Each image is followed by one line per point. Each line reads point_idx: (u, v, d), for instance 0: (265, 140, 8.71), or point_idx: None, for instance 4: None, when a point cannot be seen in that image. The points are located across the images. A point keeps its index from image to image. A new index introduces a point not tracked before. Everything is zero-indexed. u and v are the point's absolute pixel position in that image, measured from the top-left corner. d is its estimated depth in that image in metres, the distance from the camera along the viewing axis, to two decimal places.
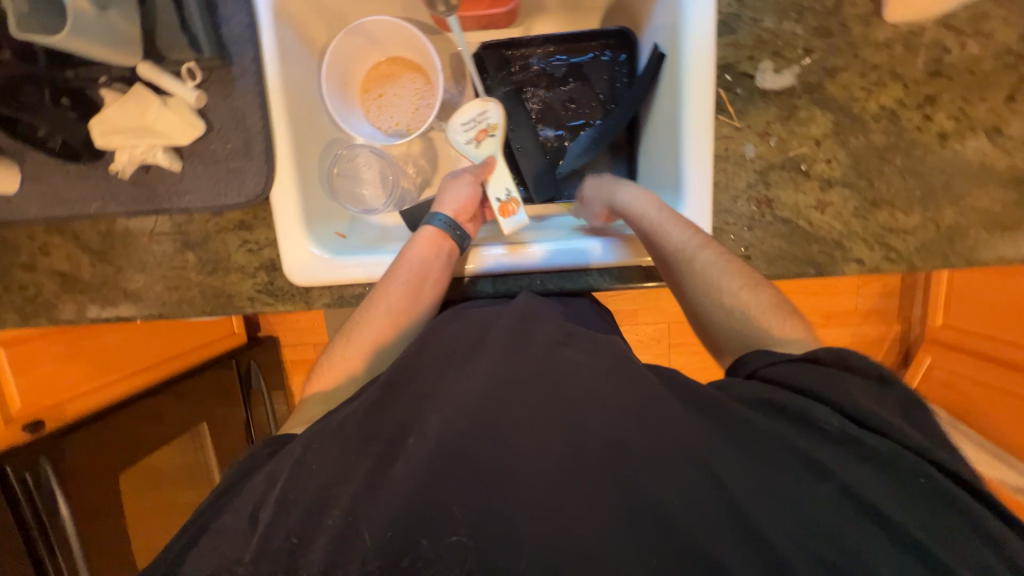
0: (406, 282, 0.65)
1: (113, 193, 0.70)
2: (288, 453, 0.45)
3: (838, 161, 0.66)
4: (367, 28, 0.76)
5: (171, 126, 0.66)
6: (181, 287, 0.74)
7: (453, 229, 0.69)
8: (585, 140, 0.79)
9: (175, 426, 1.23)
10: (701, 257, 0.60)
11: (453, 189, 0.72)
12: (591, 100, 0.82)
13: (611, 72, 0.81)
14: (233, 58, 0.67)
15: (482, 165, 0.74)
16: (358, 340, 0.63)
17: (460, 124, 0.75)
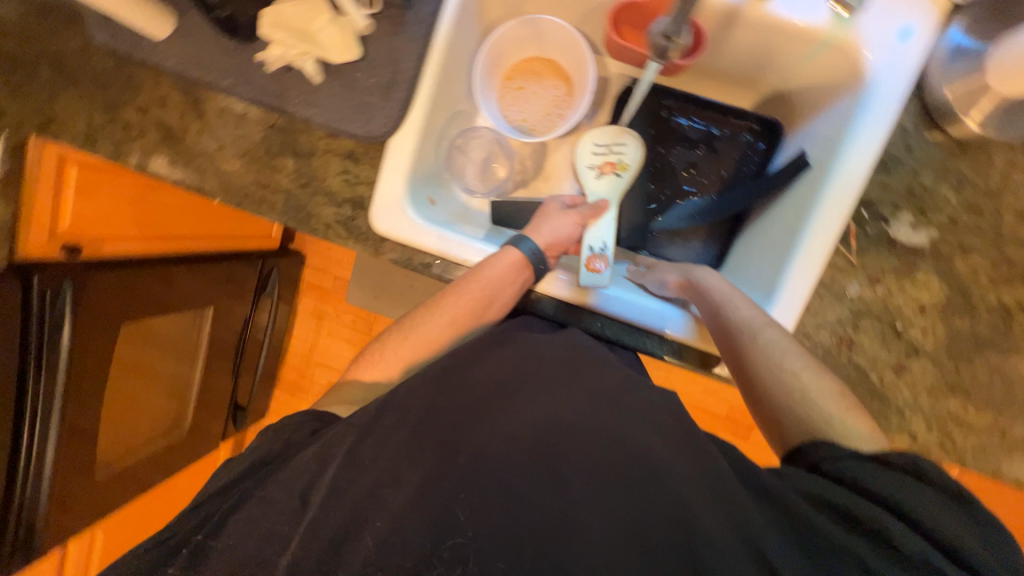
0: (474, 300, 0.64)
1: (249, 79, 0.72)
2: (343, 434, 0.50)
3: (934, 334, 0.65)
4: (541, 25, 0.76)
5: (332, 42, 0.67)
6: (269, 187, 0.75)
7: (537, 258, 0.66)
8: (687, 210, 0.79)
9: (182, 298, 1.21)
10: (764, 335, 0.58)
11: (556, 218, 0.70)
12: (711, 173, 0.81)
13: (743, 153, 0.80)
14: (414, 4, 0.68)
15: (593, 206, 0.72)
16: (412, 339, 0.64)
17: (591, 147, 0.76)
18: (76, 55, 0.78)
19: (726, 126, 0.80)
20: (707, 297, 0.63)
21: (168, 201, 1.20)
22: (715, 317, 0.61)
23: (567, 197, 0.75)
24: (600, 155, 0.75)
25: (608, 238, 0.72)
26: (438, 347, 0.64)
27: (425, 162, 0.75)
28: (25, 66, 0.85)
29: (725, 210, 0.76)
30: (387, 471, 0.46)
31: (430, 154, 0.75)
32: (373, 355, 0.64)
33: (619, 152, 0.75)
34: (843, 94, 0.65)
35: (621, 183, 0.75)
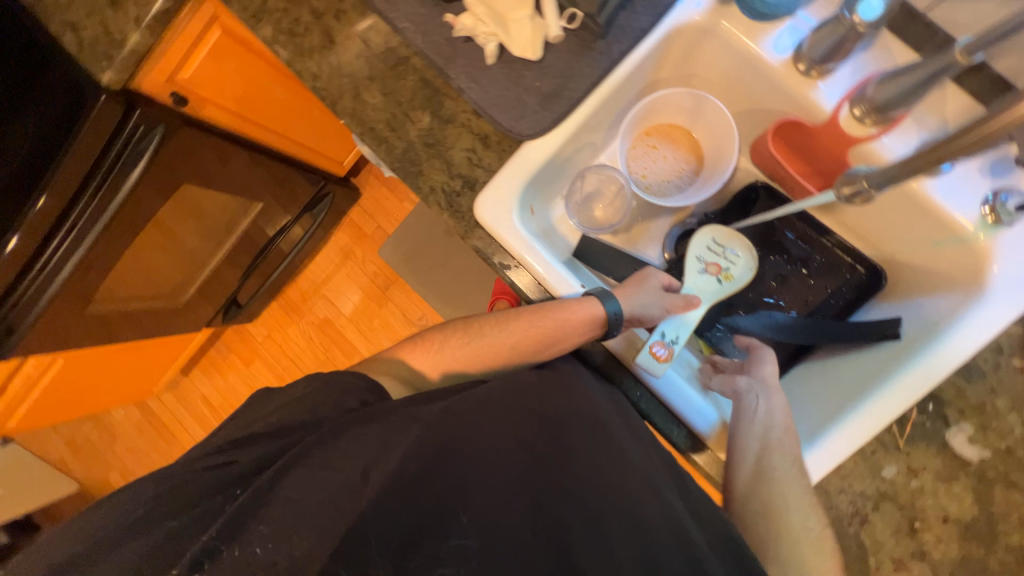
0: (541, 333, 0.65)
1: (428, 31, 0.74)
2: (407, 428, 0.56)
3: (947, 548, 0.64)
4: (704, 104, 0.78)
5: (520, 37, 0.69)
6: (396, 132, 0.76)
7: (614, 321, 0.64)
8: (765, 319, 0.77)
9: (233, 179, 1.22)
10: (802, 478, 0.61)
11: (648, 293, 0.69)
12: (799, 295, 0.81)
13: (837, 288, 0.80)
14: (608, 36, 0.70)
15: (686, 299, 0.71)
16: (475, 344, 0.69)
17: (705, 245, 0.76)
18: None
19: (830, 257, 0.81)
20: (765, 403, 0.64)
21: (278, 94, 1.22)
22: (762, 423, 0.63)
23: (665, 277, 0.72)
24: (711, 253, 0.76)
25: (683, 335, 0.71)
26: (496, 362, 0.68)
27: (546, 174, 0.76)
28: None
29: (800, 335, 0.75)
30: (419, 457, 0.52)
31: (553, 169, 0.77)
32: (430, 343, 0.70)
33: (730, 261, 0.76)
34: (956, 290, 0.66)
35: (719, 291, 0.76)
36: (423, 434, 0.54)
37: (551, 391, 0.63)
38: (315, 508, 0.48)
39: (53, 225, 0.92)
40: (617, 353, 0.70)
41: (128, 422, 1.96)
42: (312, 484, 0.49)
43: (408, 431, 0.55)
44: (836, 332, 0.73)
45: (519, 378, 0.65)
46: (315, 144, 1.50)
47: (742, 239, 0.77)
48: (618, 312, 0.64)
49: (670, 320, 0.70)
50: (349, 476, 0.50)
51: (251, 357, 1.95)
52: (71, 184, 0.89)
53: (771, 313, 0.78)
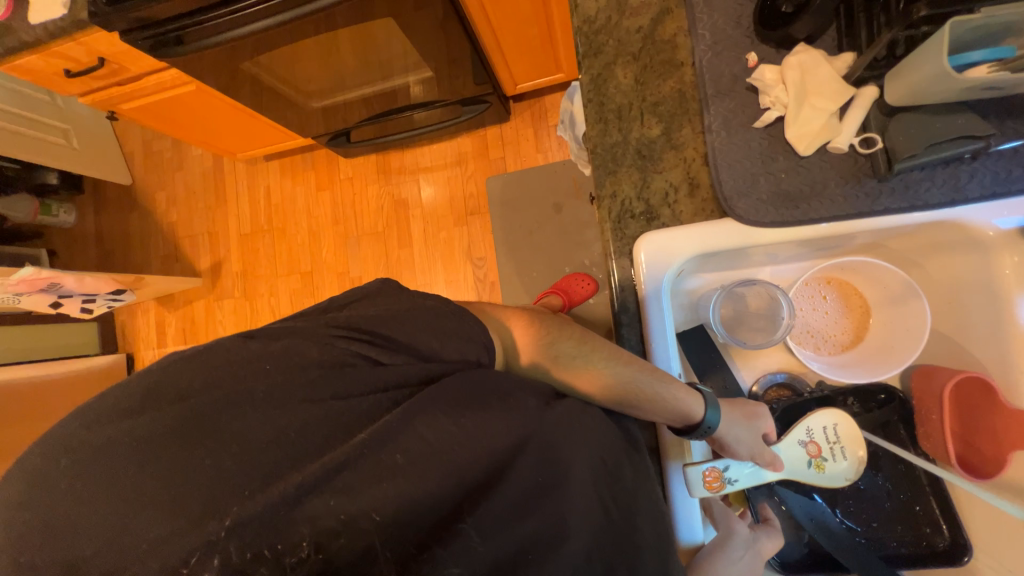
0: (642, 395, 0.58)
1: (720, 57, 0.68)
2: (474, 409, 0.46)
3: None
4: (910, 301, 0.71)
5: (804, 125, 0.63)
6: (620, 123, 0.72)
7: (702, 432, 0.62)
8: (814, 512, 0.73)
9: (428, 35, 1.18)
10: None
11: (742, 427, 0.66)
12: (864, 513, 0.75)
13: (914, 537, 0.73)
14: (886, 182, 0.62)
15: (770, 458, 0.67)
16: (573, 364, 0.59)
17: (823, 424, 0.71)
18: None
19: (922, 505, 0.74)
20: (747, 556, 0.65)
21: None
22: (738, 569, 0.63)
23: (766, 425, 0.70)
24: (821, 436, 0.70)
25: (742, 481, 0.66)
26: (579, 388, 0.59)
27: (717, 257, 0.71)
28: None
29: (839, 545, 0.70)
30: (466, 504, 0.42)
31: (727, 256, 0.72)
32: (535, 327, 0.60)
33: (831, 455, 0.70)
34: None
35: (803, 473, 0.70)
36: (497, 453, 0.44)
37: (646, 482, 0.53)
38: (380, 490, 0.40)
39: None
40: (664, 446, 0.67)
41: (198, 168, 2.05)
42: (390, 468, 0.41)
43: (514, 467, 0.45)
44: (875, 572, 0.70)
45: (622, 464, 0.52)
46: (510, 54, 1.44)
47: (858, 441, 0.70)
48: (711, 425, 0.62)
49: (739, 461, 0.66)
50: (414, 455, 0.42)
51: (326, 186, 1.98)
52: None
53: (822, 507, 0.74)
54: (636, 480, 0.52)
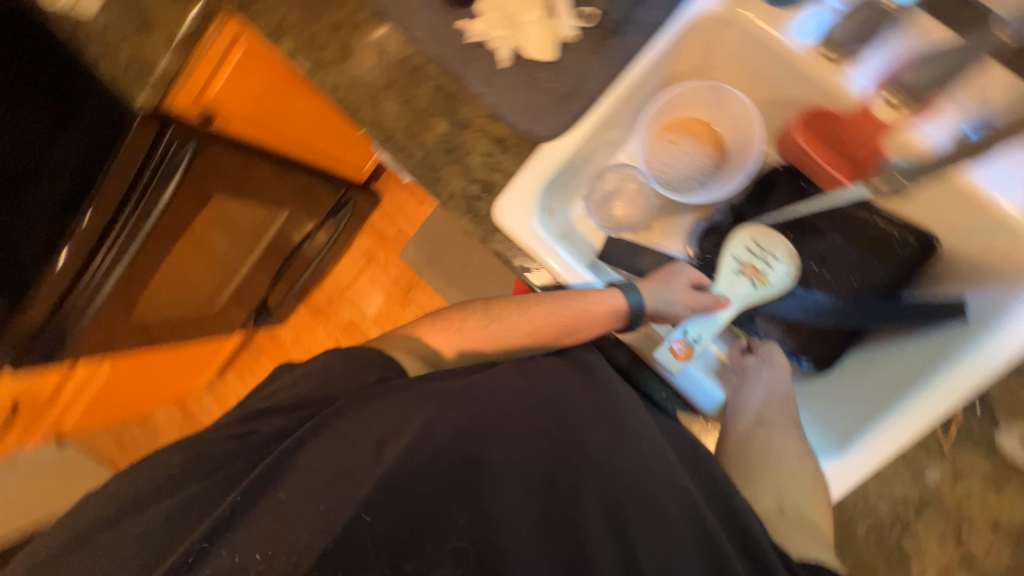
0: (561, 318, 0.62)
1: (443, 39, 0.74)
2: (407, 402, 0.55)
3: (996, 556, 0.62)
4: (724, 95, 0.76)
5: (534, 39, 0.69)
6: (414, 140, 0.77)
7: (636, 315, 0.64)
8: (805, 302, 0.77)
9: (256, 185, 1.24)
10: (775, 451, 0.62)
11: (672, 291, 0.67)
12: (844, 276, 0.76)
13: (895, 261, 0.74)
14: (624, 32, 0.69)
15: (714, 300, 0.69)
16: (490, 329, 0.66)
17: (745, 245, 0.75)
18: None
19: (874, 229, 0.75)
20: (763, 375, 0.69)
21: (300, 105, 1.25)
22: (760, 388, 0.67)
23: (693, 275, 0.70)
24: (750, 255, 0.74)
25: (705, 334, 0.69)
26: (513, 346, 0.66)
27: (562, 177, 0.75)
28: None
29: (846, 317, 0.75)
30: (416, 470, 0.51)
31: (569, 171, 0.76)
32: (449, 322, 0.67)
33: (768, 265, 0.74)
34: (1000, 280, 0.63)
35: (752, 293, 0.73)
36: (432, 430, 0.53)
37: (585, 391, 0.61)
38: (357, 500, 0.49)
39: (99, 236, 0.95)
40: (640, 350, 0.67)
41: (171, 423, 2.06)
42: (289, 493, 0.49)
43: (468, 440, 0.54)
44: (880, 316, 0.71)
45: (557, 393, 0.60)
46: (337, 151, 1.53)
47: (782, 241, 0.75)
48: (639, 304, 0.64)
49: (693, 319, 0.69)
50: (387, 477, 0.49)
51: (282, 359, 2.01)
52: (112, 198, 0.93)
53: (811, 294, 0.77)
54: (580, 395, 0.60)
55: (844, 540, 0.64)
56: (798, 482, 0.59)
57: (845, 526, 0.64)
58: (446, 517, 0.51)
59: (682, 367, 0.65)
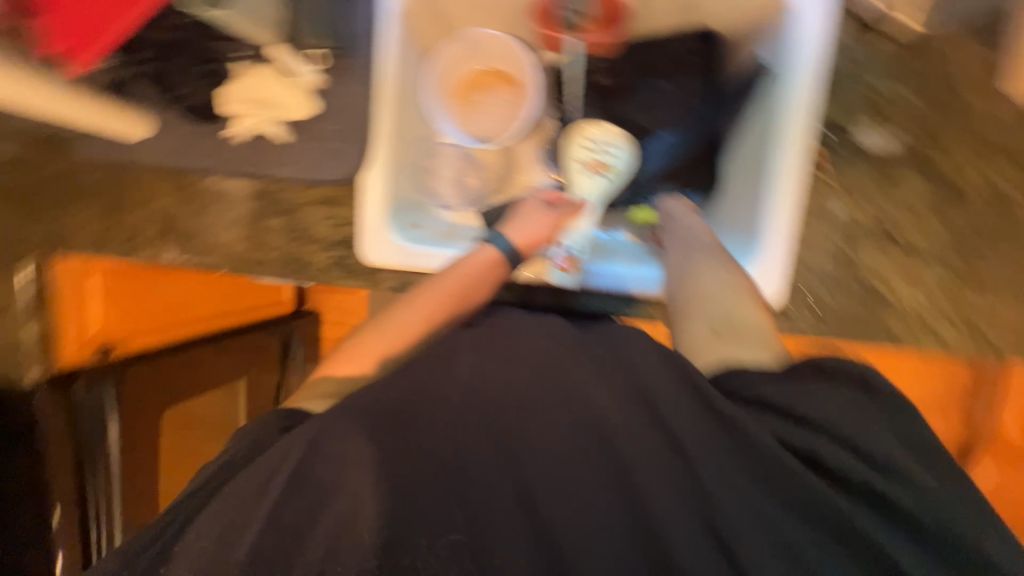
0: (451, 292, 0.61)
1: (226, 155, 0.77)
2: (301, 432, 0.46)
3: (933, 234, 0.64)
4: (477, 38, 0.78)
5: (293, 102, 0.73)
6: (264, 248, 0.80)
7: (512, 257, 0.67)
8: (662, 147, 0.77)
9: None
10: (700, 280, 0.64)
11: (534, 217, 0.70)
12: (680, 103, 0.77)
13: (705, 62, 0.75)
14: (356, 50, 0.72)
15: (571, 206, 0.73)
16: (383, 335, 0.59)
17: (582, 146, 0.76)
18: (75, 174, 0.85)
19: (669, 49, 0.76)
20: (671, 224, 0.73)
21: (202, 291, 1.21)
22: (673, 239, 0.71)
23: (546, 193, 0.74)
24: (590, 153, 0.76)
25: (585, 239, 0.73)
26: (415, 344, 0.59)
27: (401, 192, 0.77)
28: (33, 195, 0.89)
29: (696, 140, 0.76)
30: (344, 510, 0.43)
31: (405, 183, 0.77)
32: (342, 355, 0.58)
33: (609, 154, 0.76)
34: (773, 25, 0.68)
35: (605, 185, 0.76)
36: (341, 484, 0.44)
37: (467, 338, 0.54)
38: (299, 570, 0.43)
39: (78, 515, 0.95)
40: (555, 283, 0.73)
41: None
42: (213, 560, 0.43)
43: (398, 443, 0.44)
44: (715, 117, 0.75)
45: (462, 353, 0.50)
46: None
47: (613, 128, 0.77)
48: (509, 245, 0.67)
49: (568, 232, 0.73)
50: (338, 519, 0.43)
51: None
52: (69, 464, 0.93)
53: (664, 137, 0.77)
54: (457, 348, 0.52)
55: (813, 310, 0.66)
56: (722, 299, 0.62)
57: (805, 297, 0.66)
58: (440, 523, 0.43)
59: (584, 274, 0.73)
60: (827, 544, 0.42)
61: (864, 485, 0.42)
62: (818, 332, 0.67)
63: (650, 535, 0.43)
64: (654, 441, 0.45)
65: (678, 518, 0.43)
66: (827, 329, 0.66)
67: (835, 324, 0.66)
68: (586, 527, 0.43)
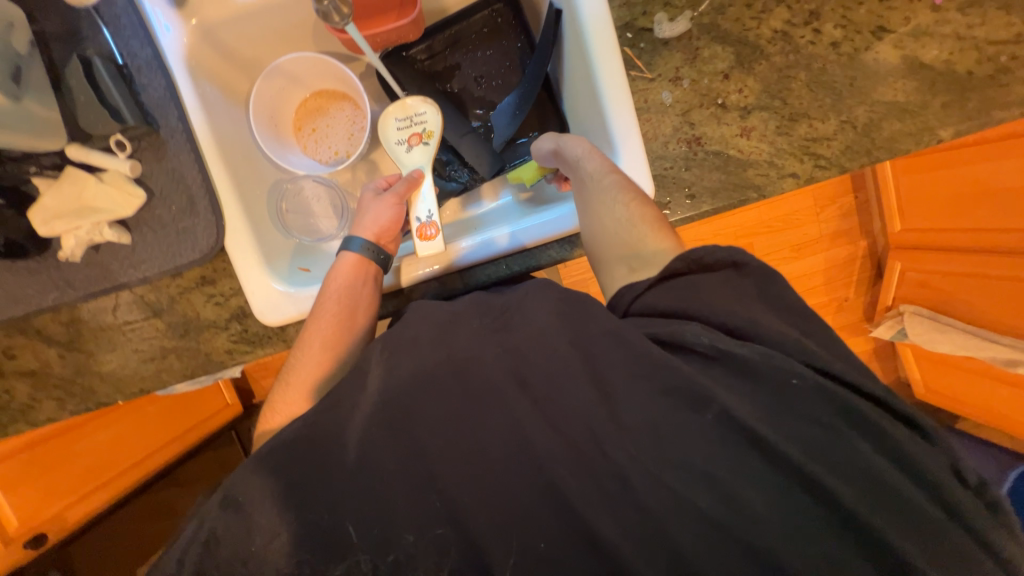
0: (334, 312, 0.63)
1: (67, 279, 0.69)
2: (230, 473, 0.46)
3: (750, 88, 0.71)
4: (285, 68, 0.76)
5: (112, 200, 0.66)
6: (157, 357, 0.74)
7: (372, 251, 0.68)
8: (507, 109, 0.80)
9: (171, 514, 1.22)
10: (614, 227, 0.62)
11: (375, 207, 0.71)
12: (503, 69, 0.86)
13: (509, 31, 0.85)
14: (159, 120, 0.67)
15: (406, 182, 0.72)
16: (292, 381, 0.60)
17: (394, 123, 0.76)
18: None
19: (471, 26, 0.85)
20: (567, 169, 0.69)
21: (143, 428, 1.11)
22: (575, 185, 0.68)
23: (379, 180, 0.75)
24: (405, 127, 0.76)
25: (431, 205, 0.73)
26: (326, 375, 0.59)
27: (274, 242, 0.73)
28: None
29: (532, 91, 0.79)
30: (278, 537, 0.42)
31: (275, 232, 0.74)
32: (267, 418, 0.58)
33: (422, 122, 0.75)
34: None
35: (428, 151, 0.75)
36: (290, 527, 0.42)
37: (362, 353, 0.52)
38: None
39: None
40: (445, 272, 0.71)
41: None
42: None
43: (333, 464, 0.43)
44: (536, 67, 0.78)
45: (373, 367, 0.48)
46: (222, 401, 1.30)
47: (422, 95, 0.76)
48: (360, 243, 0.68)
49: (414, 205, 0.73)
50: (288, 552, 0.42)
51: None
52: None
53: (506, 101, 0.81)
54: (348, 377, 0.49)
55: (687, 193, 0.71)
56: (622, 239, 0.62)
57: (676, 185, 0.71)
58: (421, 518, 0.42)
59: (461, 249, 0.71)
60: (739, 440, 0.42)
61: (758, 330, 0.47)
62: (699, 208, 0.72)
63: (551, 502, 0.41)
64: (557, 382, 0.44)
65: (587, 462, 0.42)
66: (705, 203, 0.71)
67: (711, 197, 0.71)
68: (509, 505, 0.42)
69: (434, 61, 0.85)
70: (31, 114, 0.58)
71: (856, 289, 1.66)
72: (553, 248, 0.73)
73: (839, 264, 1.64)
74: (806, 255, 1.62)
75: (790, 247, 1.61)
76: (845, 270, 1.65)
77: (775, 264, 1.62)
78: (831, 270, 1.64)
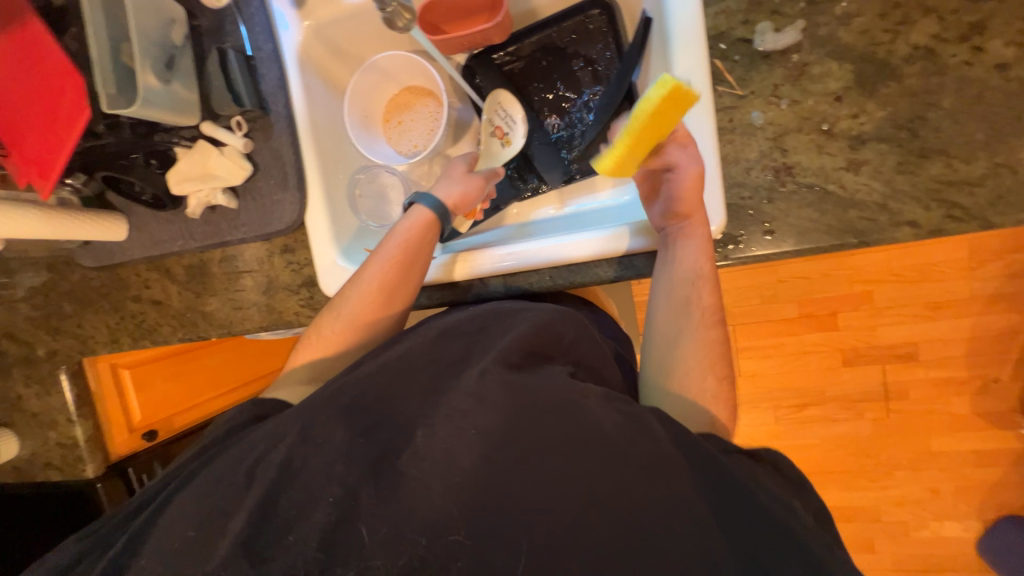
0: (394, 261, 0.68)
1: (189, 231, 0.84)
2: (275, 428, 0.52)
3: (868, 115, 0.59)
4: (381, 65, 0.82)
5: (227, 170, 0.77)
6: (243, 307, 0.86)
7: (441, 212, 0.71)
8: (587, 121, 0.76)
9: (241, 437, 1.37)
10: (685, 349, 0.59)
11: (461, 179, 0.75)
12: (587, 75, 0.83)
13: (601, 36, 0.81)
14: (271, 106, 0.78)
15: (491, 171, 0.78)
16: (344, 314, 0.68)
17: (499, 107, 0.81)
18: (79, 284, 0.94)
19: (560, 30, 0.83)
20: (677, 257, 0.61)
21: (226, 363, 1.32)
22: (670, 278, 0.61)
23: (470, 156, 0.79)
24: (500, 118, 0.81)
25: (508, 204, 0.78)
26: (374, 317, 0.68)
27: (346, 223, 0.81)
28: (50, 315, 0.96)
29: (615, 100, 0.73)
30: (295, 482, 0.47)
31: (347, 214, 0.82)
32: (311, 335, 0.69)
33: (512, 128, 0.81)
34: None
35: (499, 152, 0.82)
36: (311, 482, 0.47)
37: (441, 340, 0.57)
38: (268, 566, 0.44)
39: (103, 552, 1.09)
40: (484, 273, 0.72)
41: None
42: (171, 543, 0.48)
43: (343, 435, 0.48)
44: (621, 77, 0.73)
45: (434, 379, 0.52)
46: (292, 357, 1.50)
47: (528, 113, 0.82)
48: (436, 203, 0.71)
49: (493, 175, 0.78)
50: (293, 505, 0.46)
51: None
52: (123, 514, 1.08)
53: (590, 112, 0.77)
54: (430, 365, 0.53)
55: (766, 229, 0.62)
56: (687, 367, 0.57)
57: (754, 218, 0.63)
58: (438, 522, 0.43)
59: (512, 259, 0.70)
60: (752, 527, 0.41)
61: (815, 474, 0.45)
62: (780, 247, 0.62)
63: (559, 513, 0.43)
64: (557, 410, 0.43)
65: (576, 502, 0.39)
66: (787, 243, 0.62)
67: (797, 237, 0.62)
68: (525, 512, 0.43)
69: (519, 63, 0.85)
70: (176, 95, 0.71)
71: (1012, 371, 1.32)
72: (608, 271, 0.70)
73: (990, 335, 1.31)
74: (944, 316, 1.32)
75: (922, 302, 1.33)
76: (1002, 343, 1.31)
77: (900, 321, 1.35)
78: (978, 341, 1.32)
